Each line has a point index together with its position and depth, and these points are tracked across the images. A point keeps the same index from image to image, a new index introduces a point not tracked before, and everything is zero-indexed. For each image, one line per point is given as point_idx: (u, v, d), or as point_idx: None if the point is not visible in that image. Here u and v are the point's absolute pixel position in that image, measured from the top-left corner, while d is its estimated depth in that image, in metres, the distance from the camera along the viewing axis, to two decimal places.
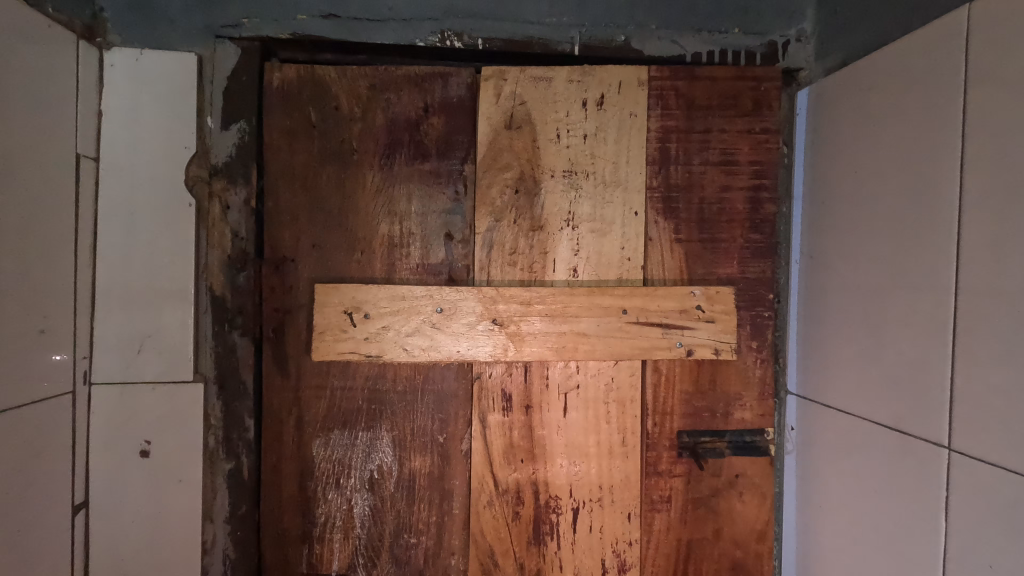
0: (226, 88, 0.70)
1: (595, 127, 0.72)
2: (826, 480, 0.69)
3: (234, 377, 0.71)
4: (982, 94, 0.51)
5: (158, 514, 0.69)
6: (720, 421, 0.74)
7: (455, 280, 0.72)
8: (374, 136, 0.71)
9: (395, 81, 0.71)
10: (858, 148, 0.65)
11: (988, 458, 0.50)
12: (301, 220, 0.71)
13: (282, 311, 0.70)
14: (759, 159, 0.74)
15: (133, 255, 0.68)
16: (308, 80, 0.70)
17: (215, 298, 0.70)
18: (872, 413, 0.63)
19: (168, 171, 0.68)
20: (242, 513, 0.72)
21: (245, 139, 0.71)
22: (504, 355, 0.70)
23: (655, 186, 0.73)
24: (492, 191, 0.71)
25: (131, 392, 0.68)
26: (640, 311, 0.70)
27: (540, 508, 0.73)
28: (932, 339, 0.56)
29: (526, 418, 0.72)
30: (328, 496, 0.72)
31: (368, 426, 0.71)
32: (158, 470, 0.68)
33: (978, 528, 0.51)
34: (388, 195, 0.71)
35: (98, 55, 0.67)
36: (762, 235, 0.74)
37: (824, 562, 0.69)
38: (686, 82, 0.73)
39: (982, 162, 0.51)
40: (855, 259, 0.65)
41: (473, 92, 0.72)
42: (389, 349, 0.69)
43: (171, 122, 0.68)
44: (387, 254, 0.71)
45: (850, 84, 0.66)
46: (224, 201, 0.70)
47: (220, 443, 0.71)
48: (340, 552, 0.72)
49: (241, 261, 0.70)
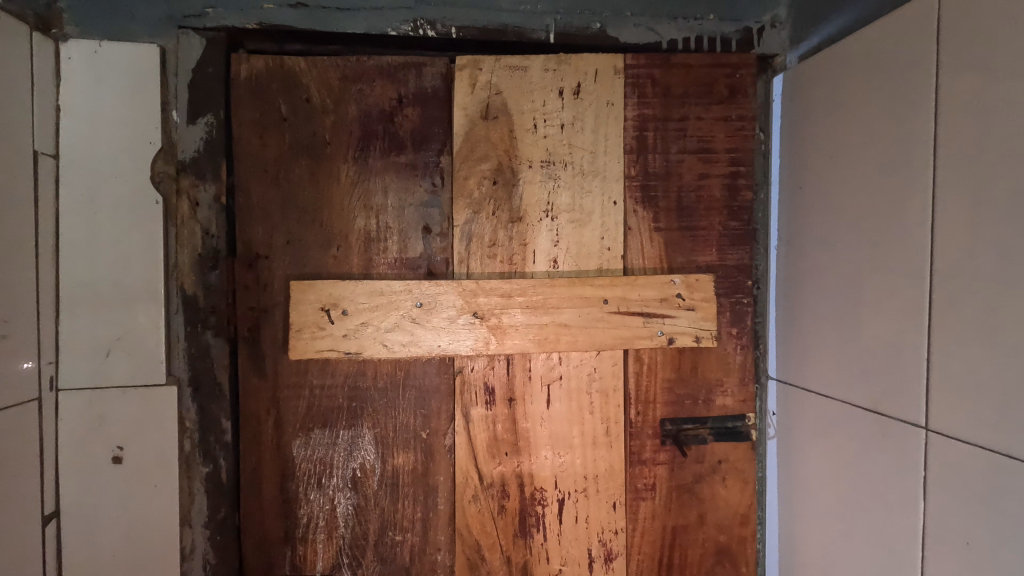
0: (191, 81, 0.68)
1: (572, 117, 0.71)
2: (808, 463, 0.70)
3: (209, 378, 0.69)
4: (954, 79, 0.52)
5: (133, 521, 0.66)
6: (702, 408, 0.75)
7: (435, 274, 0.71)
8: (348, 129, 0.69)
9: (367, 72, 0.69)
10: (834, 133, 0.66)
11: (964, 436, 0.51)
12: (274, 216, 0.69)
13: (258, 311, 0.69)
14: (736, 147, 0.74)
15: (99, 257, 0.65)
16: (278, 72, 0.68)
17: (186, 298, 0.68)
18: (850, 395, 0.64)
19: (133, 167, 0.66)
20: (221, 517, 0.70)
21: (213, 133, 0.68)
22: (485, 349, 0.69)
23: (633, 175, 0.72)
24: (470, 183, 0.71)
25: (101, 397, 0.66)
26: (621, 300, 0.70)
27: (525, 501, 0.73)
28: (909, 322, 0.56)
29: (509, 411, 0.72)
30: (310, 496, 0.70)
31: (349, 425, 0.70)
32: (133, 476, 0.66)
33: (955, 506, 0.52)
34: (364, 188, 0.70)
35: (54, 48, 0.64)
36: (739, 222, 0.74)
37: (806, 545, 0.70)
38: (661, 70, 0.72)
39: (954, 146, 0.52)
40: (831, 243, 0.66)
41: (448, 82, 0.70)
42: (368, 345, 0.68)
43: (135, 117, 0.66)
44: (364, 249, 0.70)
45: (825, 70, 0.67)
46: (193, 198, 0.68)
47: (196, 446, 0.69)
48: (324, 553, 0.71)
49: (213, 259, 0.69)
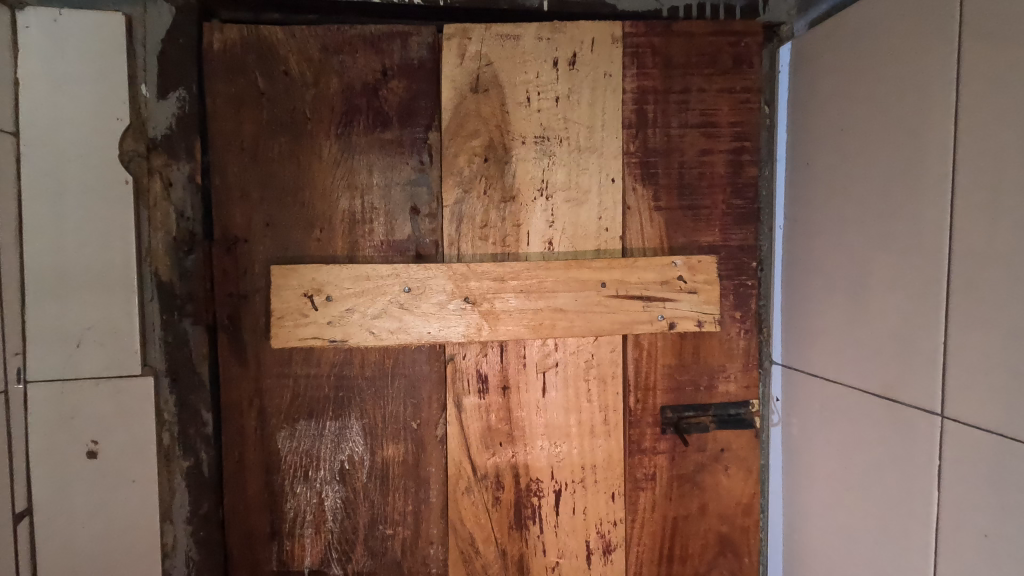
0: (161, 52, 0.64)
1: (567, 89, 0.67)
2: (814, 450, 0.67)
3: (187, 368, 0.66)
4: (979, 43, 0.48)
5: (109, 518, 0.64)
6: (704, 395, 0.72)
7: (424, 257, 0.67)
8: (330, 103, 0.65)
9: (349, 42, 0.65)
10: (844, 104, 0.62)
11: (983, 424, 0.48)
12: (252, 197, 0.65)
13: (237, 297, 0.65)
14: (740, 121, 0.70)
15: (66, 240, 0.62)
16: (253, 42, 0.64)
17: (161, 284, 0.65)
18: (859, 381, 0.61)
19: (100, 145, 0.62)
20: (204, 512, 0.67)
21: (185, 108, 0.64)
22: (477, 335, 0.66)
23: (632, 151, 0.69)
24: (460, 160, 0.67)
25: (73, 389, 0.62)
26: (619, 283, 0.67)
27: (520, 492, 0.70)
28: (924, 304, 0.53)
29: (503, 399, 0.69)
30: (296, 490, 0.68)
31: (336, 416, 0.67)
32: (108, 471, 0.63)
33: (972, 497, 0.49)
34: (347, 167, 0.66)
35: (10, 17, 0.60)
36: (744, 200, 0.71)
37: (812, 535, 0.68)
38: (662, 39, 0.68)
39: (977, 115, 0.49)
40: (840, 220, 0.63)
41: (435, 53, 0.66)
42: (354, 333, 0.64)
43: (101, 91, 0.62)
44: (348, 231, 0.66)
45: (836, 37, 0.63)
46: (166, 177, 0.64)
47: (175, 439, 0.66)
48: (312, 548, 0.68)
49: (189, 243, 0.65)
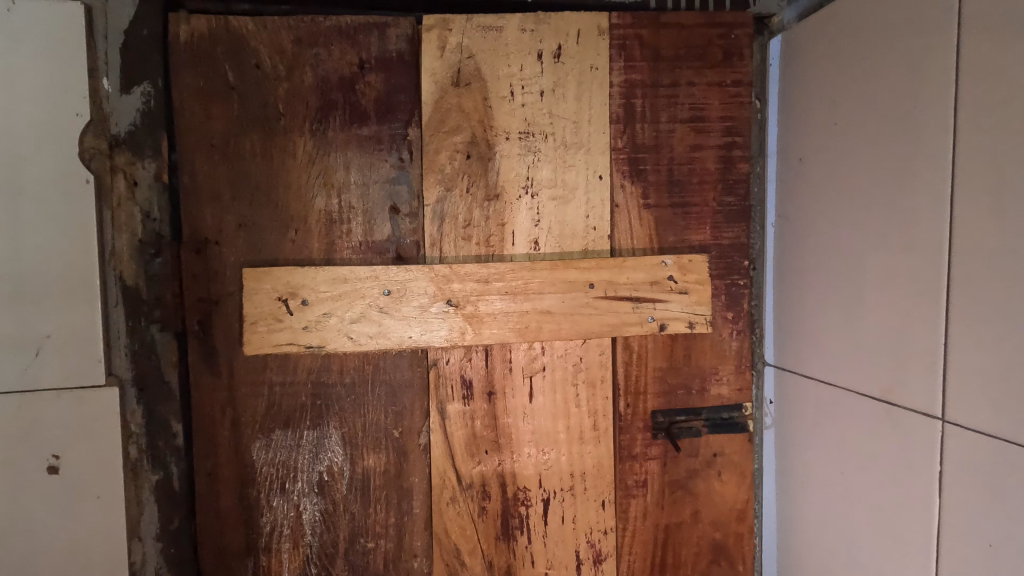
0: (123, 44, 0.61)
1: (552, 83, 0.65)
2: (810, 454, 0.65)
3: (156, 378, 0.63)
4: (976, 37, 0.47)
5: (73, 537, 0.60)
6: (696, 399, 0.70)
7: (404, 258, 0.64)
8: (304, 98, 0.62)
9: (324, 34, 0.62)
10: (838, 98, 0.60)
11: (986, 429, 0.47)
12: (223, 196, 0.62)
13: (208, 301, 0.62)
14: (731, 116, 0.68)
15: (22, 243, 0.58)
16: (222, 34, 0.61)
17: (126, 289, 0.62)
18: (856, 384, 0.59)
19: (59, 143, 0.59)
20: (174, 528, 0.64)
21: (150, 103, 0.62)
22: (461, 340, 0.63)
23: (620, 147, 0.66)
24: (441, 157, 0.64)
25: (33, 402, 0.59)
26: (607, 284, 0.65)
27: (507, 502, 0.68)
28: (923, 303, 0.51)
29: (489, 406, 0.66)
30: (273, 502, 0.65)
31: (314, 425, 0.64)
32: (72, 487, 0.60)
33: (976, 505, 0.47)
34: (323, 164, 0.63)
35: None
36: (736, 197, 0.69)
37: (807, 541, 0.66)
38: (650, 30, 0.66)
39: (977, 109, 0.47)
40: (834, 217, 0.61)
41: (415, 45, 0.63)
42: (331, 338, 0.62)
43: (59, 85, 0.58)
44: (325, 231, 0.63)
45: (827, 29, 0.61)
46: (130, 176, 0.61)
47: (143, 452, 0.63)
48: (290, 563, 0.65)
49: (156, 244, 0.62)
